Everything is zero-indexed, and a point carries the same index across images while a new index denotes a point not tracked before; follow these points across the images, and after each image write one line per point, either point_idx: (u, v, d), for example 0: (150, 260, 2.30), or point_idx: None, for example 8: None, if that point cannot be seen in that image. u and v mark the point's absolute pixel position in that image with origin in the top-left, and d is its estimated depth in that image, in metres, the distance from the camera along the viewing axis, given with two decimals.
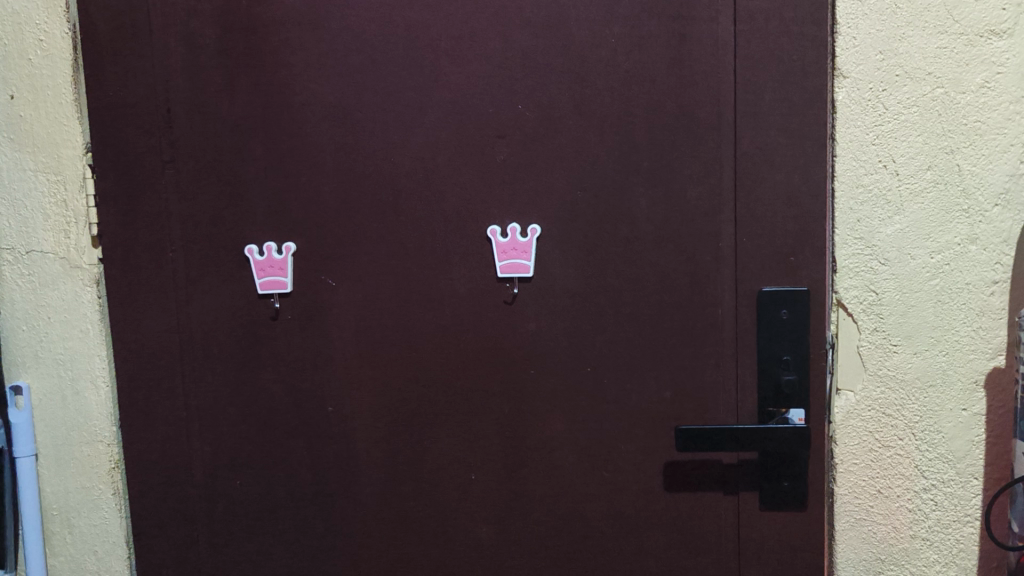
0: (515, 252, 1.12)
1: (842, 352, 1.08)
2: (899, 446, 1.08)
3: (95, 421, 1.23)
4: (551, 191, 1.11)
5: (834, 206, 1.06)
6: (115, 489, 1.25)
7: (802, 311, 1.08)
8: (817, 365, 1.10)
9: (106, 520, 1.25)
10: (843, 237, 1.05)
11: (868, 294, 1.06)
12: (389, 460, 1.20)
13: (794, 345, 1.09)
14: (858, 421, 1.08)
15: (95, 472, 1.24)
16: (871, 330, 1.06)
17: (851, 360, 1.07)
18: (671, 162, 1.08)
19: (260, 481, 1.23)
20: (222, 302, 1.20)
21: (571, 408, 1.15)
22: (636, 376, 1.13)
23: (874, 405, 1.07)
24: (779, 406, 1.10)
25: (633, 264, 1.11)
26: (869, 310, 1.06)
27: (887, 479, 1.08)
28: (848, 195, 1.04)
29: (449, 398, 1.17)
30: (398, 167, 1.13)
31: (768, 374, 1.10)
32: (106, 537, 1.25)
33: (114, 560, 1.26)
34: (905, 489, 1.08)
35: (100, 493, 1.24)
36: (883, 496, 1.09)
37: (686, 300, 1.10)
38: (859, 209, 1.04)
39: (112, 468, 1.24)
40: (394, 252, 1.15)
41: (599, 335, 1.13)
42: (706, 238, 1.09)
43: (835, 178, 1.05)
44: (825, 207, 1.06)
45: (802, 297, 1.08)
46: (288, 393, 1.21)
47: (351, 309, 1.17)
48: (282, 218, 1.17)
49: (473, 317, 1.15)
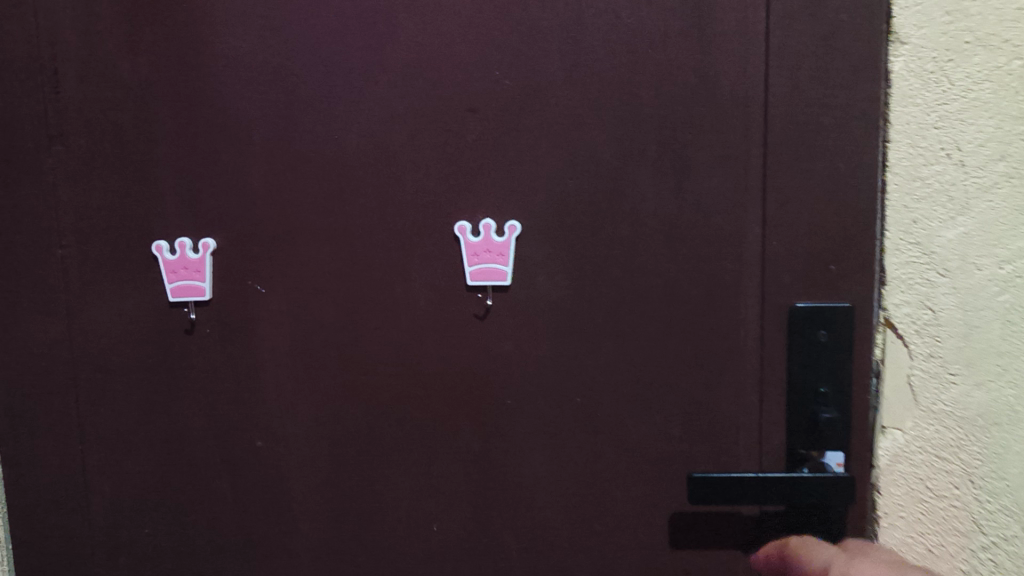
0: (488, 255, 0.89)
1: (889, 381, 0.87)
2: (954, 496, 0.86)
3: None
4: (533, 181, 0.89)
5: (884, 202, 0.85)
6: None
7: (844, 333, 0.87)
8: (860, 399, 0.88)
9: None
10: (895, 241, 0.84)
11: (923, 313, 0.84)
12: (334, 506, 0.99)
13: (834, 376, 0.88)
14: (906, 466, 0.87)
15: None
16: (925, 356, 0.84)
17: (900, 392, 0.86)
18: (684, 146, 0.87)
19: (172, 528, 1.03)
20: (127, 310, 0.98)
21: (555, 447, 0.93)
22: (636, 410, 0.92)
23: (926, 447, 0.86)
24: (812, 448, 0.90)
25: (634, 271, 0.90)
26: (924, 331, 0.84)
27: (939, 535, 0.87)
28: (902, 189, 0.83)
29: (406, 433, 0.96)
30: (343, 147, 0.91)
31: (801, 408, 0.89)
32: None
33: None
34: (960, 548, 0.87)
35: None
36: (934, 556, 0.87)
37: (698, 317, 0.90)
38: (915, 207, 0.83)
39: None
40: (339, 254, 0.93)
41: (592, 358, 0.91)
42: (724, 241, 0.89)
43: (886, 169, 0.84)
44: (872, 205, 0.85)
45: (845, 317, 0.87)
46: (207, 423, 0.99)
47: (286, 323, 0.95)
48: (200, 208, 0.94)
49: (436, 335, 0.93)
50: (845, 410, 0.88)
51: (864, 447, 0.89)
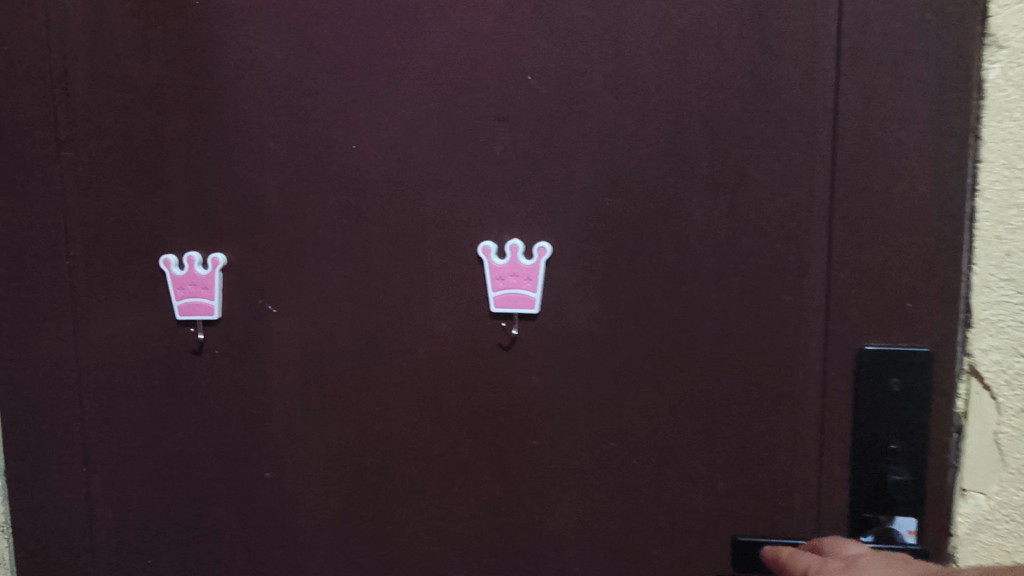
0: (514, 279, 0.81)
1: (972, 439, 0.74)
2: None
3: None
4: (567, 199, 0.79)
5: (973, 232, 0.73)
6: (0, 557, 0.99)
7: (921, 382, 0.76)
8: (936, 458, 0.77)
9: None
10: (984, 277, 0.72)
11: (1016, 361, 0.71)
12: (344, 548, 0.91)
13: (905, 430, 0.76)
14: (991, 537, 0.74)
15: None
16: (1017, 412, 0.71)
17: (985, 452, 0.73)
18: (741, 163, 0.76)
19: (179, 559, 0.97)
20: (135, 326, 0.92)
21: (584, 496, 0.84)
22: (677, 460, 0.81)
23: (1015, 516, 0.72)
24: (881, 512, 0.78)
25: (680, 305, 0.79)
26: (1015, 382, 0.71)
27: None
28: (995, 217, 0.71)
29: (422, 473, 0.87)
30: (360, 157, 0.82)
31: (867, 465, 0.78)
32: None
33: None
34: None
35: None
36: None
37: (753, 359, 0.78)
38: (1010, 238, 0.71)
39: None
40: (354, 274, 0.85)
41: (628, 400, 0.81)
42: (786, 274, 0.77)
43: (976, 194, 0.72)
44: (957, 235, 0.73)
45: (920, 363, 0.75)
46: (215, 450, 0.93)
47: (297, 347, 0.88)
48: (208, 221, 0.87)
49: (457, 365, 0.84)
50: (918, 470, 0.77)
51: (938, 513, 0.77)
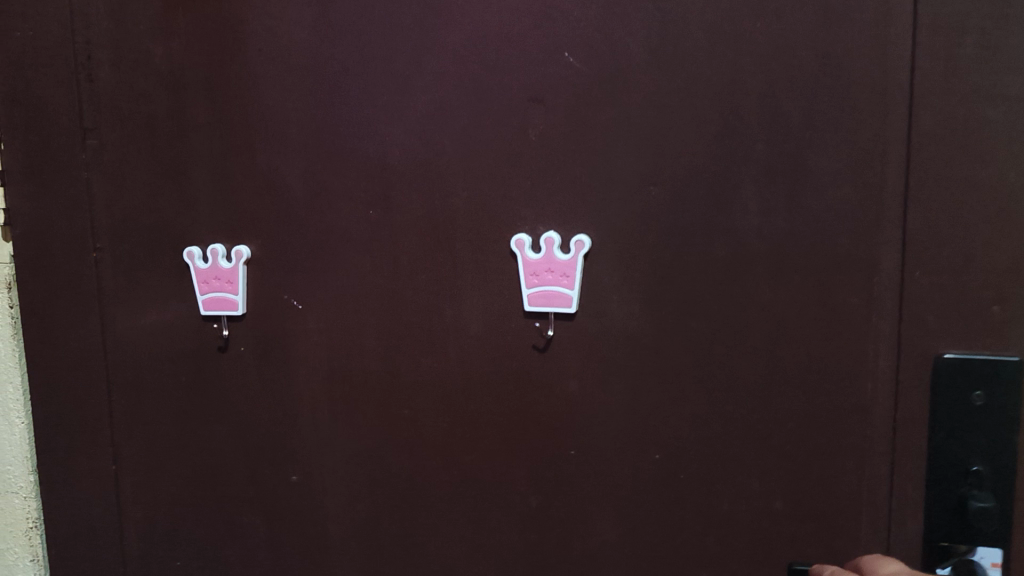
0: (549, 276, 0.74)
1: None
2: None
3: (9, 465, 0.94)
4: (608, 188, 0.72)
5: None
6: (34, 554, 0.96)
7: (1009, 395, 0.66)
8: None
9: None
10: None
11: None
12: (372, 558, 0.86)
13: (991, 450, 0.67)
14: None
15: (10, 530, 0.95)
16: None
17: None
18: (803, 146, 0.68)
19: (206, 564, 0.93)
20: (159, 322, 0.88)
21: (626, 511, 0.77)
22: (728, 475, 0.73)
23: None
24: (961, 541, 0.69)
25: (733, 305, 0.71)
26: None
27: None
28: None
29: (452, 481, 0.82)
30: (386, 144, 0.77)
31: (945, 489, 0.68)
32: None
33: None
34: None
35: (16, 558, 0.96)
36: None
37: (815, 365, 0.70)
38: None
39: (31, 527, 0.96)
40: (380, 268, 0.79)
41: (675, 408, 0.73)
42: (853, 271, 0.68)
43: None
44: None
45: (1009, 374, 0.66)
46: (241, 453, 0.88)
47: (323, 345, 0.83)
48: (232, 211, 0.83)
49: (489, 367, 0.78)
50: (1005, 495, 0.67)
51: (1021, 538, 0.69)
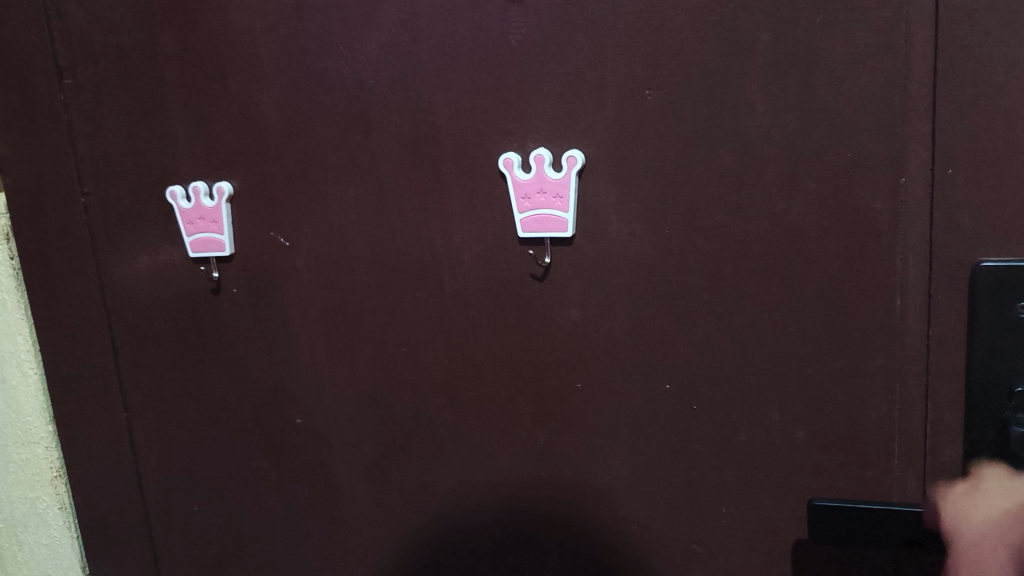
0: (542, 197, 0.67)
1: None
2: None
3: (28, 416, 0.94)
4: (600, 95, 0.64)
5: None
6: (61, 502, 0.96)
7: None
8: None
9: (56, 540, 0.97)
10: None
11: None
12: (382, 500, 0.83)
13: None
14: None
15: (37, 480, 0.95)
16: None
17: None
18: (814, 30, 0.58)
19: (221, 510, 0.91)
20: (151, 267, 0.85)
21: (637, 444, 0.72)
22: (745, 404, 0.67)
23: None
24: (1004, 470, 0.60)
25: (743, 219, 0.63)
26: None
27: None
28: None
29: (456, 419, 0.77)
30: (358, 61, 0.70)
31: (984, 412, 0.60)
32: (58, 560, 0.98)
33: None
34: None
35: (46, 507, 0.96)
36: None
37: (837, 281, 0.62)
38: None
39: (55, 477, 0.95)
40: (364, 198, 0.74)
41: (684, 334, 0.67)
42: (876, 173, 0.59)
43: None
44: None
45: None
46: (243, 397, 0.85)
47: (311, 283, 0.78)
48: (211, 145, 0.78)
49: (485, 300, 0.73)
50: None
51: None
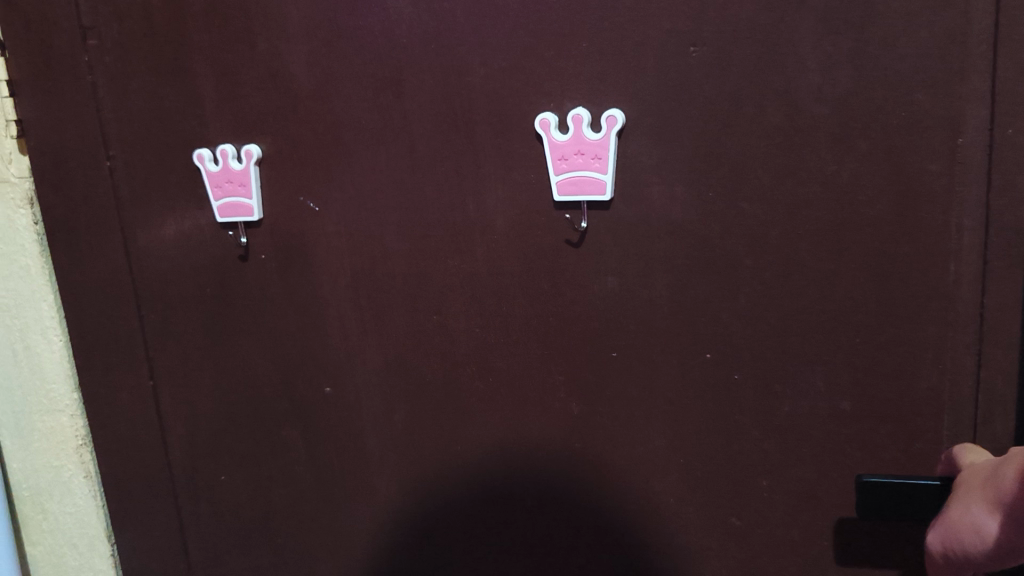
0: (580, 159, 0.65)
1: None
2: None
3: (53, 384, 0.92)
4: (641, 53, 0.62)
5: None
6: (87, 471, 0.95)
7: None
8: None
9: (82, 508, 0.96)
10: None
11: None
12: (413, 470, 0.81)
13: None
14: None
15: (62, 449, 0.94)
16: None
17: None
18: None
19: (249, 479, 0.90)
20: (177, 232, 0.84)
21: (674, 415, 0.70)
22: (788, 374, 0.65)
23: None
24: None
25: (790, 182, 0.61)
26: None
27: None
28: None
29: (489, 388, 0.76)
30: (390, 19, 0.68)
31: None
32: (84, 529, 0.97)
33: (97, 558, 0.97)
34: None
35: (71, 476, 0.94)
36: None
37: (888, 246, 0.60)
38: None
39: (82, 445, 0.94)
40: (396, 161, 0.72)
41: (726, 302, 0.65)
42: (932, 132, 0.57)
43: None
44: None
45: None
46: (269, 364, 0.84)
47: (340, 249, 0.77)
48: (239, 108, 0.77)
49: (521, 265, 0.71)
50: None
51: None
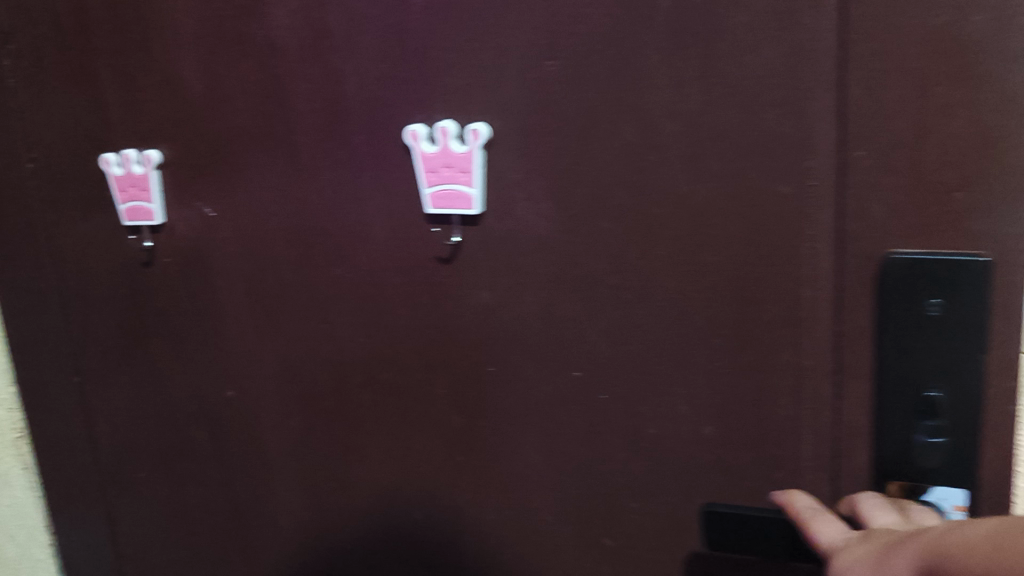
0: (448, 172, 0.64)
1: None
2: None
3: None
4: (502, 66, 0.61)
5: None
6: (24, 464, 0.96)
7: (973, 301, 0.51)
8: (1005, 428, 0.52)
9: (20, 500, 0.98)
10: None
11: None
12: (310, 476, 0.81)
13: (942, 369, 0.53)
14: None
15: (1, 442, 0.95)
16: None
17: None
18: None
19: (166, 478, 0.91)
20: (90, 234, 0.85)
21: (549, 433, 0.68)
22: (653, 396, 0.63)
23: None
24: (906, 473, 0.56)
25: (648, 201, 0.59)
26: None
27: None
28: None
29: (376, 399, 0.75)
30: (270, 28, 0.68)
31: (891, 413, 0.55)
32: (23, 519, 0.99)
33: (36, 547, 1.00)
34: None
35: (9, 468, 0.96)
36: None
37: (743, 269, 0.58)
38: None
39: (18, 440, 0.95)
40: (280, 168, 0.72)
41: (592, 320, 0.64)
42: (781, 153, 0.54)
43: None
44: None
45: (974, 278, 0.51)
46: (177, 367, 0.85)
47: (235, 255, 0.77)
48: (141, 113, 0.77)
49: (401, 277, 0.70)
50: (965, 427, 0.53)
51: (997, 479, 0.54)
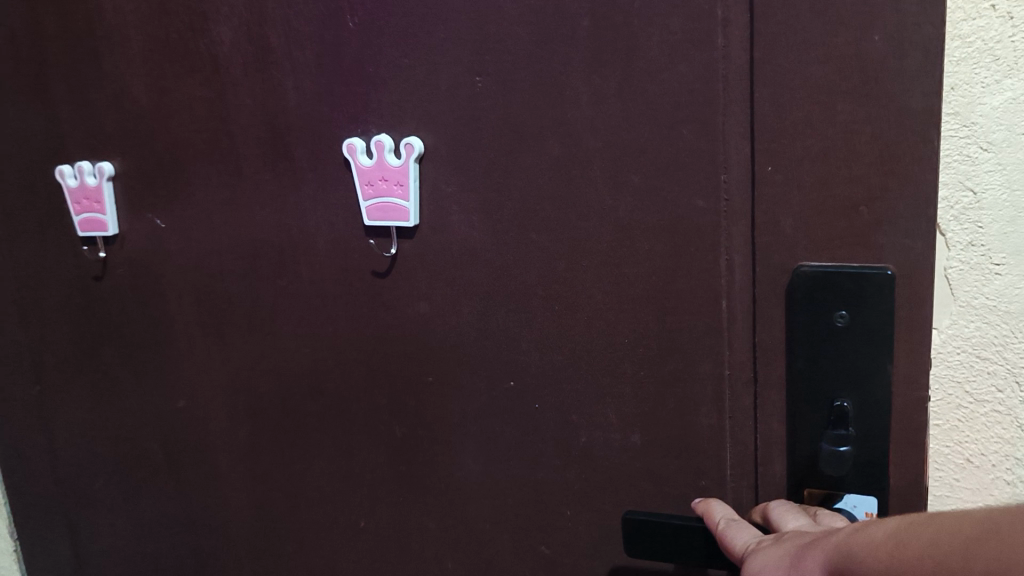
0: (384, 185, 0.66)
1: (940, 364, 0.52)
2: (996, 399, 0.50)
3: None
4: (434, 82, 0.63)
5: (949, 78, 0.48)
6: None
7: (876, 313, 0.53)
8: (911, 434, 0.54)
9: None
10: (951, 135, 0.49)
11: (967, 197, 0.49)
12: (259, 485, 0.82)
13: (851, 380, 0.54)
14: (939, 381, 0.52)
15: None
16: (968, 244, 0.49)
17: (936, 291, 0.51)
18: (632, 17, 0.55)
19: (121, 489, 0.92)
20: (47, 245, 0.86)
21: (486, 442, 0.70)
22: (583, 405, 0.65)
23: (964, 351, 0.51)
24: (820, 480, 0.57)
25: (573, 214, 0.61)
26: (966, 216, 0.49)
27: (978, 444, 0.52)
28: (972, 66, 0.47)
29: (321, 408, 0.76)
30: (216, 44, 0.70)
31: (803, 423, 0.57)
32: None
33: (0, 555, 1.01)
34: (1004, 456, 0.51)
35: None
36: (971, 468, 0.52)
37: (664, 281, 0.59)
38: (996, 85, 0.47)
39: None
40: (226, 181, 0.73)
41: (524, 330, 0.65)
42: (696, 168, 0.56)
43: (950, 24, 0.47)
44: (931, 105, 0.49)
45: (878, 291, 0.52)
46: (132, 376, 0.86)
47: (185, 266, 0.78)
48: (94, 127, 0.79)
49: (342, 288, 0.71)
50: (873, 436, 0.55)
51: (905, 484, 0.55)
